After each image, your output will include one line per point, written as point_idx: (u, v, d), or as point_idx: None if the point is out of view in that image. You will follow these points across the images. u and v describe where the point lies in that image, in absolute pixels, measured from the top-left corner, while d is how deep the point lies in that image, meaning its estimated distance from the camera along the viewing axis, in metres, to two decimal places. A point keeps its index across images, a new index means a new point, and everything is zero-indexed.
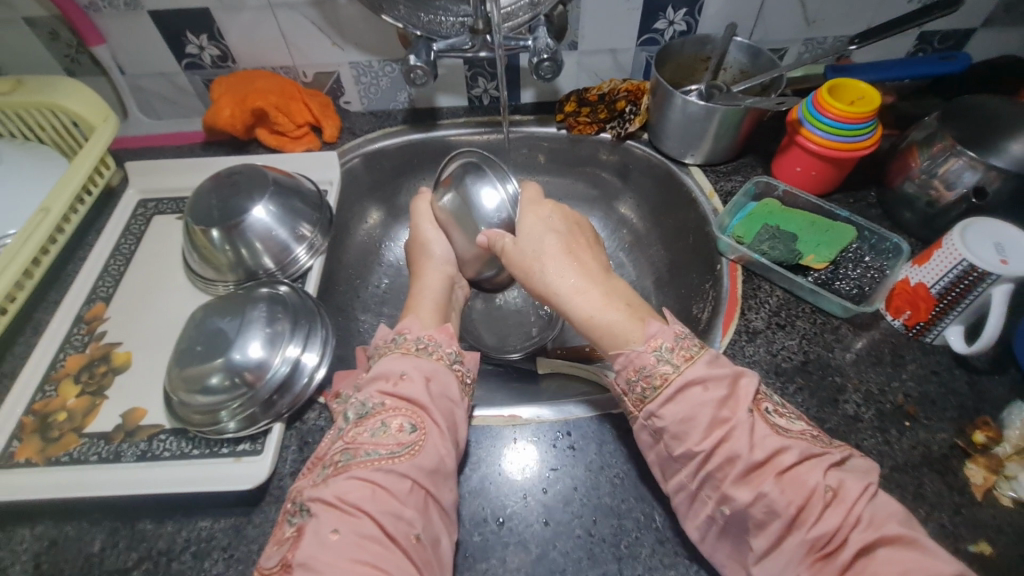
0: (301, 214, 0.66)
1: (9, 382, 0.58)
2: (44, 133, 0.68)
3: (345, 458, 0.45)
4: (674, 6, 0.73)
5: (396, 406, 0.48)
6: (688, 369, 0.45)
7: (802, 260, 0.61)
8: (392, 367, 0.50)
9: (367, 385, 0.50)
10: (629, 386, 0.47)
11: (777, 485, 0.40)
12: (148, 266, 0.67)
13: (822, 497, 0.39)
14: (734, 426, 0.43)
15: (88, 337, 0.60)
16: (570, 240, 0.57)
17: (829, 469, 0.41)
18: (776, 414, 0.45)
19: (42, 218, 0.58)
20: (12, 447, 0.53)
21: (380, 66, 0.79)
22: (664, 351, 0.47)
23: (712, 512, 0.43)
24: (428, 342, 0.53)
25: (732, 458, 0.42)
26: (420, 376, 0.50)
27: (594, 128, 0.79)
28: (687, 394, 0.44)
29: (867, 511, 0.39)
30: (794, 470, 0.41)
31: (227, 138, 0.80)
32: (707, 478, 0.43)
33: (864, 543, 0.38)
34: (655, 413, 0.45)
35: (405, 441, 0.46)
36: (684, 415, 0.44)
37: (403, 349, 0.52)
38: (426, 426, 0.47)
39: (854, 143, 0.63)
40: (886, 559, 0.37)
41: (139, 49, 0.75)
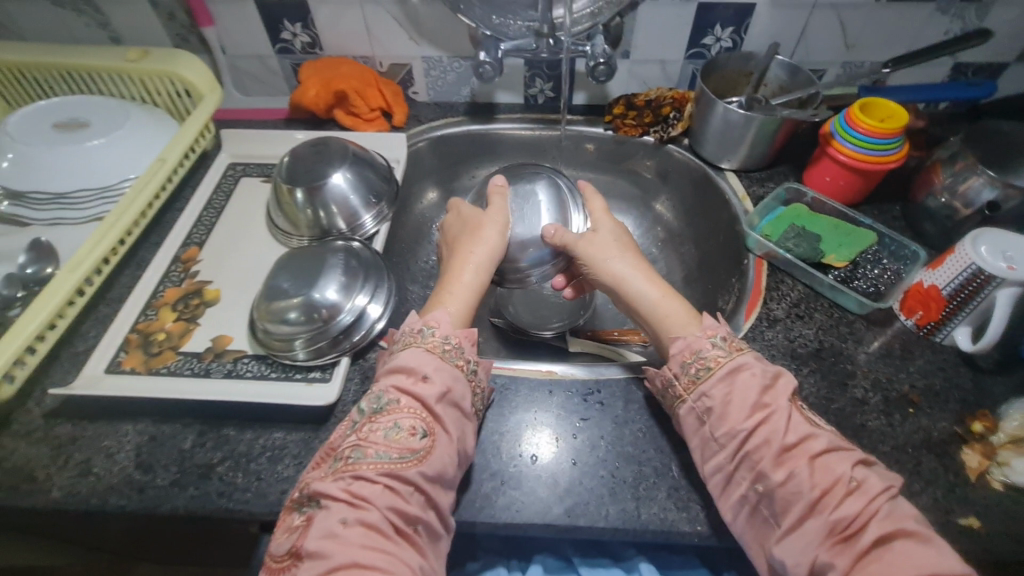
0: (372, 184, 0.74)
1: (117, 305, 0.67)
2: (159, 98, 0.78)
3: (355, 455, 0.47)
4: (722, 23, 0.80)
5: (410, 406, 0.49)
6: (739, 356, 0.51)
7: (823, 258, 0.66)
8: (414, 365, 0.51)
9: (384, 379, 0.52)
10: (681, 368, 0.52)
11: (809, 468, 0.44)
12: (236, 220, 0.76)
13: (848, 486, 0.43)
14: (773, 411, 0.47)
15: (185, 274, 0.69)
16: (631, 245, 0.65)
17: (857, 464, 0.45)
18: (808, 410, 0.50)
19: (160, 165, 0.68)
20: (120, 356, 0.62)
21: (448, 61, 0.87)
22: (718, 339, 0.52)
23: (744, 492, 0.47)
24: (453, 345, 0.54)
25: (770, 440, 0.46)
26: (439, 381, 0.51)
27: (638, 130, 0.86)
28: (737, 377, 0.49)
29: (887, 504, 0.43)
30: (825, 457, 0.45)
31: (307, 116, 0.89)
32: (744, 459, 0.47)
33: (883, 533, 0.41)
34: (705, 394, 0.50)
35: (416, 445, 0.48)
36: (731, 396, 0.48)
37: (430, 346, 0.53)
38: (436, 434, 0.49)
39: (882, 156, 0.68)
40: (903, 549, 0.40)
41: (242, 32, 0.85)
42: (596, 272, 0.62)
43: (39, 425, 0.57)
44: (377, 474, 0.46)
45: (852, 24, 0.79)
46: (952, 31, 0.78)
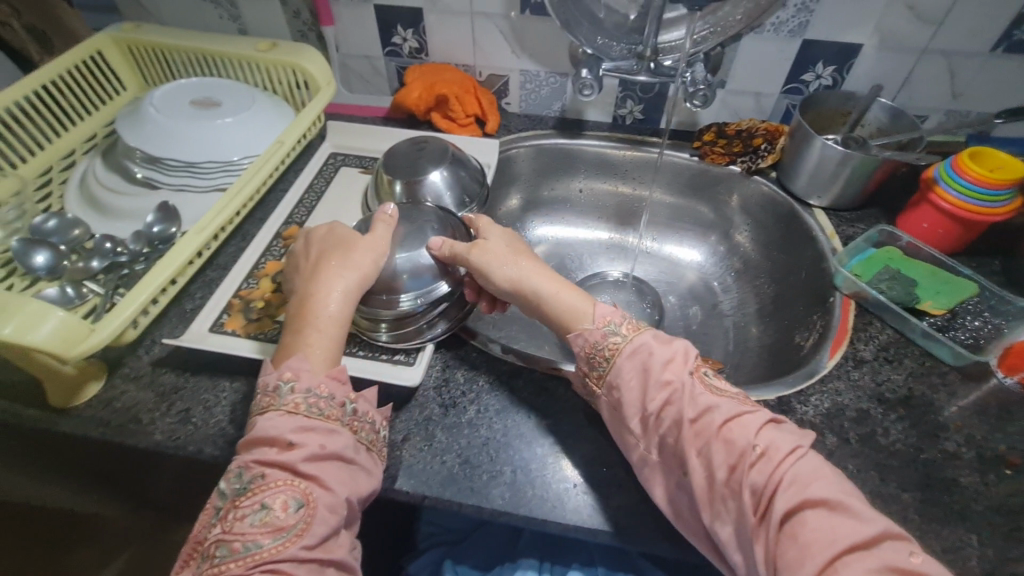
0: (466, 185, 0.77)
1: (222, 271, 0.72)
2: (278, 87, 0.85)
3: (222, 552, 0.43)
4: (824, 61, 0.80)
5: (276, 481, 0.45)
6: (637, 338, 0.54)
7: (919, 304, 0.65)
8: (274, 433, 0.48)
9: (250, 452, 0.48)
10: (589, 364, 0.55)
11: (717, 443, 0.47)
12: (333, 206, 0.81)
13: (752, 458, 0.45)
14: (676, 389, 0.50)
15: (284, 250, 0.74)
16: (516, 242, 0.64)
17: (760, 431, 0.47)
18: (712, 377, 0.52)
19: (279, 147, 0.73)
20: (222, 318, 0.66)
21: (545, 76, 0.91)
22: (614, 326, 0.56)
23: (677, 481, 0.49)
24: (319, 398, 0.50)
25: (675, 419, 0.49)
26: (311, 440, 0.48)
27: (725, 159, 0.86)
28: (635, 359, 0.53)
29: (794, 471, 0.44)
30: (727, 428, 0.47)
31: (405, 116, 0.94)
32: (665, 446, 0.50)
33: (793, 504, 0.42)
34: (615, 382, 0.53)
35: (290, 521, 0.44)
36: (630, 382, 0.52)
37: (291, 409, 0.49)
38: (313, 499, 0.45)
39: (990, 208, 0.66)
40: (814, 522, 0.41)
41: (357, 33, 0.91)
42: (490, 280, 0.61)
43: (147, 372, 0.62)
44: (247, 568, 0.42)
45: (963, 72, 0.77)
46: None
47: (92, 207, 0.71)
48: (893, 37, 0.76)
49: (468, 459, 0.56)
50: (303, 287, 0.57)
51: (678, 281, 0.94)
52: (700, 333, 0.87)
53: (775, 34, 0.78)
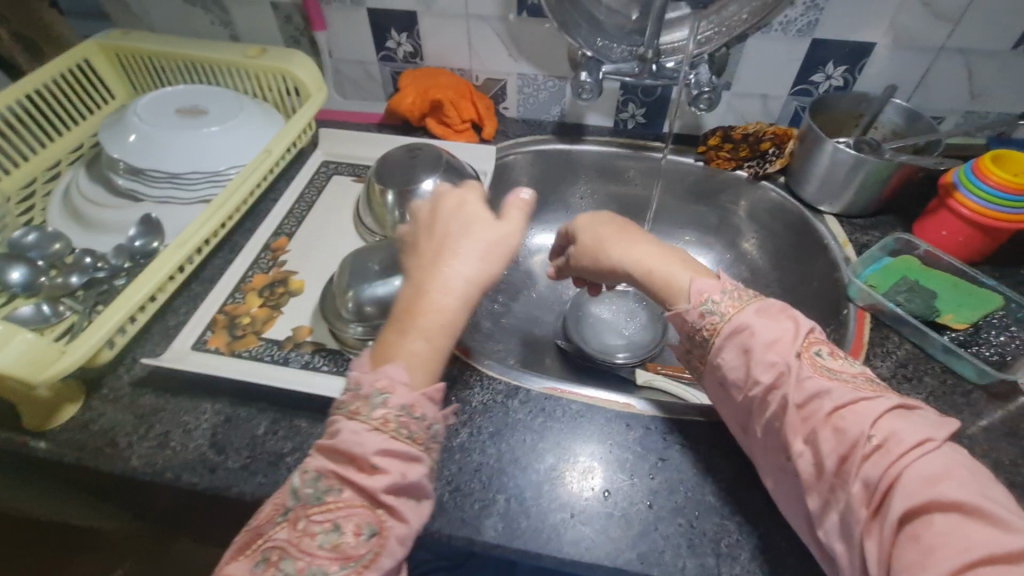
0: (461, 193, 0.75)
1: (208, 285, 0.70)
2: (269, 94, 0.82)
3: (285, 566, 0.37)
4: (834, 62, 0.76)
5: (353, 502, 0.39)
6: (737, 317, 0.48)
7: (939, 317, 0.61)
8: (359, 446, 0.40)
9: (322, 457, 0.41)
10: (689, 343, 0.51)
11: (828, 431, 0.42)
12: (323, 215, 0.78)
13: (867, 451, 0.40)
14: (782, 372, 0.45)
15: (273, 263, 0.72)
16: (625, 226, 0.59)
17: (879, 420, 0.42)
18: (829, 357, 0.46)
19: (266, 156, 0.70)
20: (206, 336, 0.63)
21: (543, 80, 0.88)
22: (710, 304, 0.49)
23: (781, 465, 0.46)
24: (408, 413, 0.41)
25: (779, 402, 0.45)
26: (394, 466, 0.40)
27: (731, 164, 0.83)
28: (738, 338, 0.47)
29: (920, 465, 0.39)
30: (841, 416, 0.42)
31: (400, 123, 0.91)
32: (769, 429, 0.46)
33: (917, 502, 0.37)
34: (715, 367, 0.49)
35: (361, 550, 0.38)
36: (729, 366, 0.48)
37: (383, 423, 0.40)
38: (386, 530, 0.39)
39: (1015, 215, 0.62)
40: (943, 523, 0.36)
41: (350, 38, 0.88)
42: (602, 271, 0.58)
43: (126, 393, 0.59)
44: None
45: (982, 71, 0.74)
46: None
47: (74, 219, 0.69)
48: (907, 35, 0.72)
49: (460, 487, 0.52)
50: (414, 277, 0.45)
51: None
52: None
53: (783, 33, 0.74)
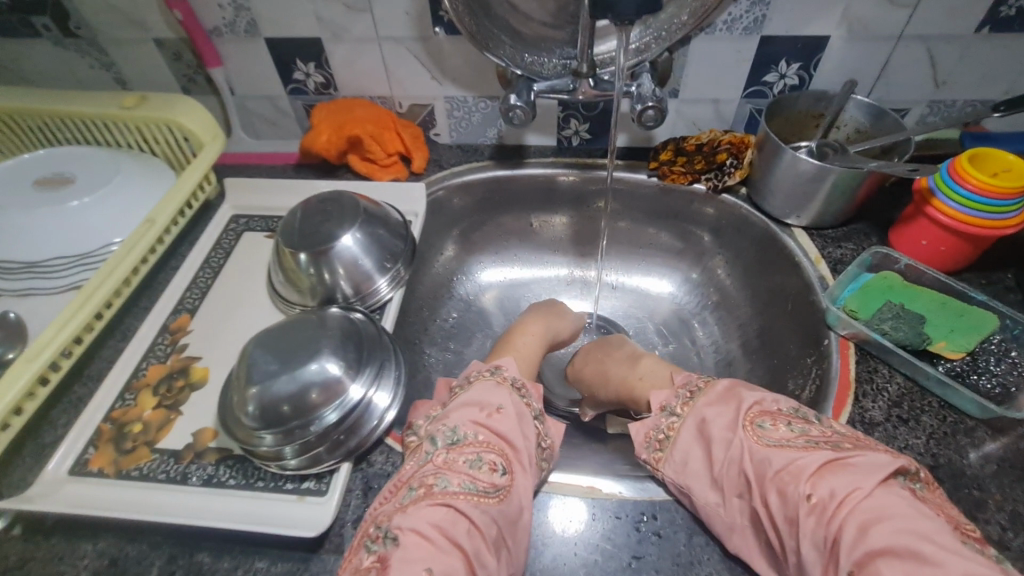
0: (386, 243, 0.66)
1: (93, 385, 0.59)
2: (156, 146, 0.71)
3: (441, 483, 0.43)
4: (788, 59, 0.69)
5: (489, 441, 0.46)
6: (692, 413, 0.49)
7: (930, 345, 0.54)
8: (488, 399, 0.49)
9: (454, 413, 0.48)
10: (647, 449, 0.50)
11: (773, 497, 0.41)
12: (232, 283, 0.68)
13: (806, 510, 0.39)
14: (728, 446, 0.45)
15: (171, 348, 0.61)
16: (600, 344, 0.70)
17: (816, 475, 0.40)
18: (771, 425, 0.45)
19: (148, 228, 0.60)
20: (87, 454, 0.53)
21: (474, 101, 0.78)
22: (671, 408, 0.50)
23: (761, 539, 0.43)
24: (523, 385, 0.52)
25: (733, 476, 0.44)
26: (514, 417, 0.48)
27: (687, 179, 0.75)
28: (694, 425, 0.48)
29: (856, 516, 0.37)
30: (781, 478, 0.41)
31: (319, 162, 0.81)
32: (735, 502, 0.44)
33: (857, 556, 0.36)
34: (677, 461, 0.48)
35: (498, 483, 0.44)
36: (690, 456, 0.47)
37: (501, 381, 0.51)
38: (515, 470, 0.45)
39: (998, 220, 0.56)
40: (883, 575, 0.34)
41: (250, 72, 0.77)
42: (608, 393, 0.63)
43: None
44: (473, 503, 0.42)
45: (946, 58, 0.67)
46: None
47: None
48: (864, 26, 0.65)
49: None
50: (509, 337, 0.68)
51: (649, 317, 0.84)
52: None
53: (729, 33, 0.67)
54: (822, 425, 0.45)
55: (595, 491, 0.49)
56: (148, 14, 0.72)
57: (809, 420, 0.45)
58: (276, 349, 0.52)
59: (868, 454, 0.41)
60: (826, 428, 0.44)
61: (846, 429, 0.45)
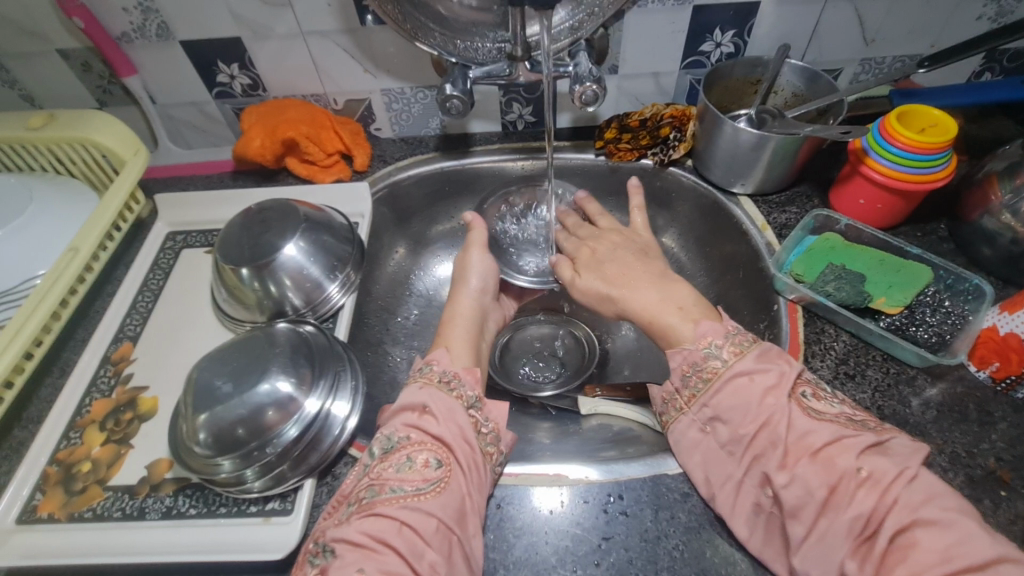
0: (332, 249, 0.64)
1: (35, 428, 0.56)
2: (75, 167, 0.67)
3: (371, 494, 0.44)
4: (722, 27, 0.69)
5: (422, 441, 0.46)
6: (738, 363, 0.46)
7: (871, 302, 0.56)
8: (414, 399, 0.49)
9: (391, 419, 0.49)
10: (682, 382, 0.49)
11: (816, 465, 0.41)
12: (174, 305, 0.65)
13: (856, 481, 0.40)
14: (776, 412, 0.43)
15: (115, 380, 0.58)
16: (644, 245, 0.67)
17: (864, 452, 0.41)
18: (814, 399, 0.45)
19: (71, 257, 0.58)
20: (35, 500, 0.50)
21: (412, 92, 0.75)
22: (714, 347, 0.48)
23: (757, 499, 0.44)
24: (451, 378, 0.51)
25: (773, 443, 0.43)
26: (443, 412, 0.48)
27: (634, 154, 0.75)
28: (735, 383, 0.46)
29: (906, 493, 0.39)
30: (828, 450, 0.41)
31: (256, 168, 0.78)
32: (753, 465, 0.44)
33: (903, 526, 0.38)
34: (711, 406, 0.46)
35: (430, 478, 0.44)
36: (723, 405, 0.45)
37: (426, 381, 0.51)
38: (451, 463, 0.45)
39: (928, 174, 0.57)
40: (925, 542, 0.37)
41: (170, 78, 0.73)
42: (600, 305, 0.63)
43: None
44: (395, 508, 0.43)
45: (873, 16, 0.68)
46: (987, 16, 0.68)
47: None
48: None
49: None
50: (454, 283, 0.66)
51: None
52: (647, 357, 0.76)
53: (661, 4, 0.66)
54: (855, 403, 0.46)
55: (563, 477, 0.50)
56: (46, 23, 0.66)
57: (837, 395, 0.47)
58: (224, 367, 0.50)
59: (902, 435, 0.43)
60: (854, 403, 0.46)
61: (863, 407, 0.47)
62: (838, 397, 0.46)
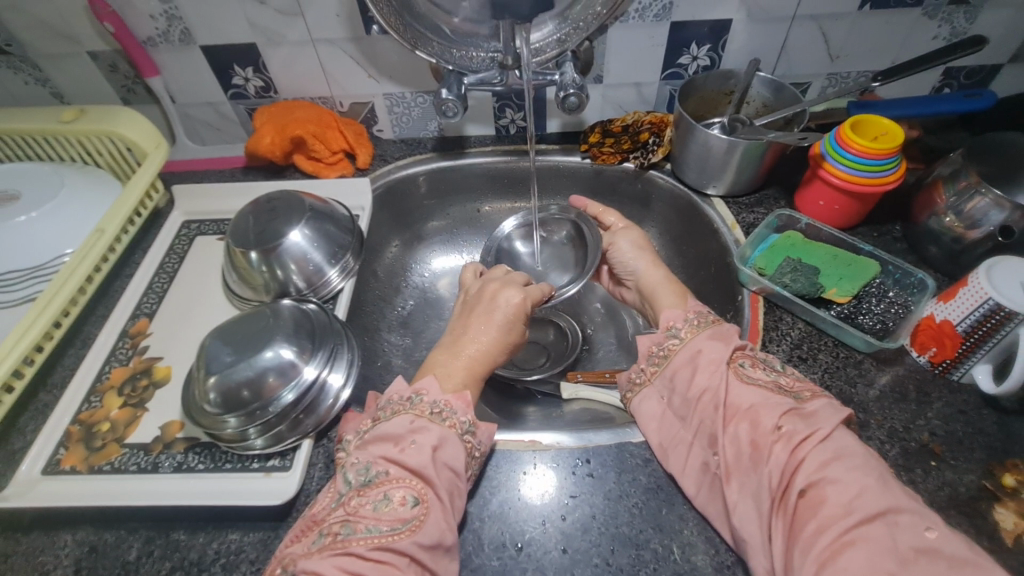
0: (334, 237, 0.69)
1: (58, 392, 0.61)
2: (100, 158, 0.74)
3: (345, 531, 0.44)
4: (698, 42, 0.75)
5: (400, 477, 0.47)
6: (694, 340, 0.54)
7: (824, 292, 0.61)
8: (401, 431, 0.49)
9: (370, 446, 0.49)
10: (647, 361, 0.56)
11: (744, 425, 0.47)
12: (187, 286, 0.70)
13: (774, 437, 0.45)
14: (717, 379, 0.50)
15: (132, 351, 0.64)
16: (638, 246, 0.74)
17: (784, 414, 0.46)
18: (750, 368, 0.51)
19: (97, 238, 0.63)
20: (59, 454, 0.56)
21: (412, 96, 0.82)
22: (675, 329, 0.56)
23: (704, 461, 0.49)
24: (442, 407, 0.52)
25: (713, 405, 0.49)
26: (429, 445, 0.48)
27: (617, 158, 0.80)
28: (690, 353, 0.53)
29: (815, 452, 0.43)
30: (754, 411, 0.47)
31: (266, 163, 0.84)
32: (700, 427, 0.50)
33: (813, 481, 0.42)
34: (667, 376, 0.53)
35: (406, 517, 0.45)
36: (678, 373, 0.52)
37: (418, 413, 0.51)
38: (429, 500, 0.46)
39: (878, 177, 0.63)
40: (832, 497, 0.40)
41: (189, 80, 0.79)
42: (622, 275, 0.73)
43: None
44: (368, 547, 0.43)
45: (837, 34, 0.74)
46: (942, 36, 0.74)
47: None
48: (762, 8, 0.71)
49: None
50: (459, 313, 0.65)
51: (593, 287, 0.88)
52: (625, 346, 0.82)
53: (641, 20, 0.72)
54: (792, 376, 0.51)
55: (537, 443, 0.55)
56: (80, 28, 0.72)
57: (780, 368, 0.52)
58: (232, 339, 0.56)
59: (825, 403, 0.47)
60: (791, 376, 0.51)
61: (804, 379, 0.52)
62: (776, 369, 0.51)
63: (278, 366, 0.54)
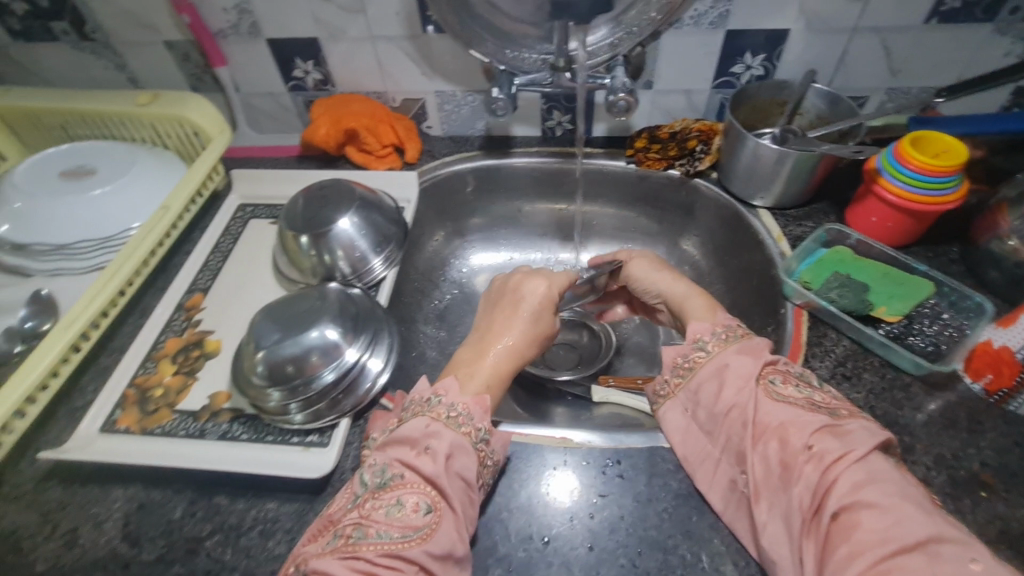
0: (381, 227, 0.71)
1: (117, 357, 0.65)
2: (170, 140, 0.78)
3: (357, 535, 0.44)
4: (753, 51, 0.74)
5: (414, 482, 0.46)
6: (721, 354, 0.52)
7: (873, 310, 0.60)
8: (417, 434, 0.49)
9: (387, 448, 0.49)
10: (670, 372, 0.54)
11: (773, 443, 0.45)
12: (240, 265, 0.74)
13: (805, 457, 0.44)
14: (746, 395, 0.48)
15: (186, 323, 0.67)
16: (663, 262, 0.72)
17: (817, 433, 0.45)
18: (781, 384, 0.50)
19: (162, 214, 0.67)
20: (115, 415, 0.59)
21: (462, 95, 0.83)
22: (703, 342, 0.54)
23: (733, 477, 0.48)
24: (460, 412, 0.51)
25: (740, 421, 0.48)
26: (443, 451, 0.47)
27: (662, 164, 0.80)
28: (715, 368, 0.51)
29: (849, 474, 0.42)
30: (784, 429, 0.45)
31: (319, 153, 0.87)
32: (727, 443, 0.49)
33: (846, 505, 0.40)
34: (692, 389, 0.52)
35: (417, 524, 0.45)
36: (704, 387, 0.51)
37: (434, 416, 0.50)
38: (442, 509, 0.46)
39: (938, 196, 0.61)
40: (866, 522, 0.39)
41: (254, 70, 0.83)
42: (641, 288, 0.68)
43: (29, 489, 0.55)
44: (378, 553, 0.43)
45: (900, 47, 0.72)
46: (1014, 53, 0.71)
47: None
48: (822, 19, 0.70)
49: None
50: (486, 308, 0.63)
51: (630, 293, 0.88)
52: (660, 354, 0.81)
53: (696, 27, 0.72)
54: (826, 394, 0.50)
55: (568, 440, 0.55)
56: (158, 18, 0.77)
57: (812, 385, 0.50)
58: (279, 320, 0.58)
59: (861, 424, 0.46)
60: (825, 394, 0.50)
61: (839, 397, 0.50)
62: (807, 386, 0.50)
63: (322, 346, 0.56)
